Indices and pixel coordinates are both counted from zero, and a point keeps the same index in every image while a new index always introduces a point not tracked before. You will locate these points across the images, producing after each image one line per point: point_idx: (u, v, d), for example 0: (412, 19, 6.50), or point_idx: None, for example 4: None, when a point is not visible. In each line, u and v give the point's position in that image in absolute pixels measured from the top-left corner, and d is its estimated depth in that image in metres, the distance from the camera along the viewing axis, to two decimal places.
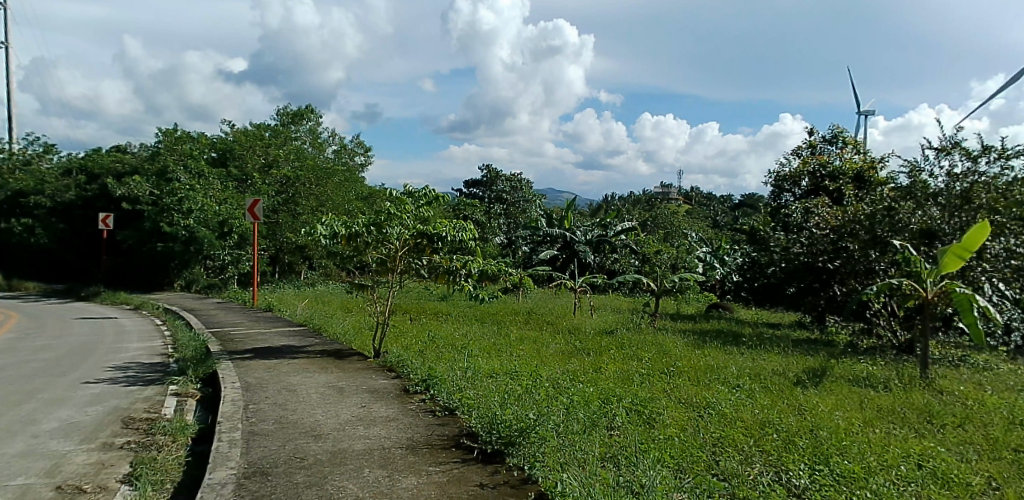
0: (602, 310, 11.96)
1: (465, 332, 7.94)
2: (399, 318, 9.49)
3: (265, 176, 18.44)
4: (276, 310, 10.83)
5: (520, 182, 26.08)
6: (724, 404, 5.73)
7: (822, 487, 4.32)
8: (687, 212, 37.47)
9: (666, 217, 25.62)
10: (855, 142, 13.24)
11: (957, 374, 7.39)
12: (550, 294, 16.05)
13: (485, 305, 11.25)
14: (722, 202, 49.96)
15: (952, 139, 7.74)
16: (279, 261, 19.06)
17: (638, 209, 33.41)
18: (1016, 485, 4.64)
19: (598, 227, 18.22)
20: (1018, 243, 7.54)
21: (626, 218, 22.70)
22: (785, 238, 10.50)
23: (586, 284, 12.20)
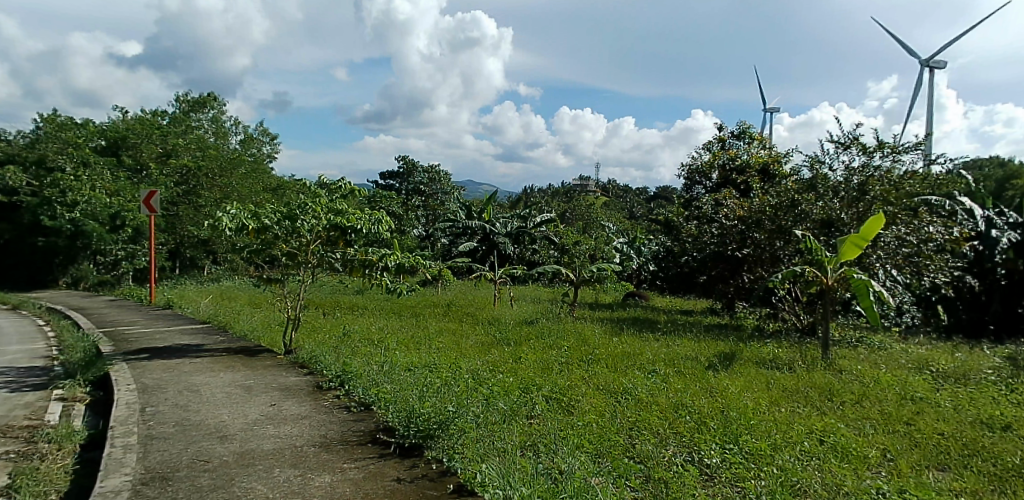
0: (520, 300, 12.02)
1: (382, 326, 7.83)
2: (312, 313, 9.23)
3: (164, 166, 17.48)
4: (176, 308, 10.31)
5: (439, 174, 25.85)
6: (640, 389, 5.90)
7: (731, 464, 4.56)
8: (604, 204, 38.43)
9: (584, 207, 26.22)
10: (761, 137, 13.96)
11: (854, 354, 7.92)
12: (470, 286, 16.02)
13: (403, 298, 11.14)
14: (638, 194, 51.54)
15: (849, 135, 8.25)
16: (182, 256, 18.12)
17: (556, 201, 33.98)
18: (906, 456, 5.03)
19: (517, 220, 18.49)
20: (907, 231, 8.13)
21: (545, 209, 23.04)
22: (696, 228, 10.88)
23: (505, 275, 12.24)
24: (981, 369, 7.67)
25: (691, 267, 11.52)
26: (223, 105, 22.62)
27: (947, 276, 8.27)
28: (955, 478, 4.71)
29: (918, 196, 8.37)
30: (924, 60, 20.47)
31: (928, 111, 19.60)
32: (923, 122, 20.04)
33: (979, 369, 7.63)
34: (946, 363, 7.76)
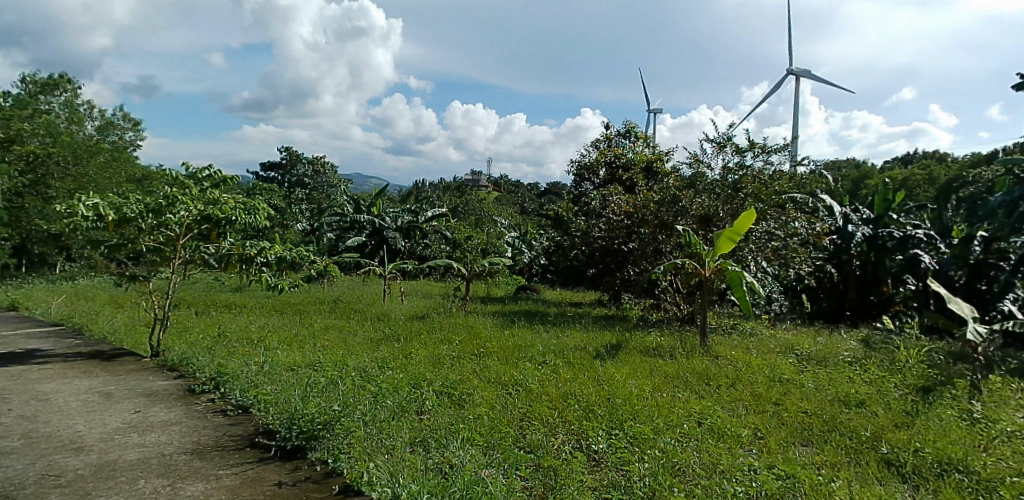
0: (411, 296, 11.89)
1: (263, 324, 7.50)
2: (183, 312, 8.66)
3: (6, 153, 15.66)
4: (20, 310, 9.33)
5: (323, 165, 25.06)
6: (531, 381, 6.01)
7: (617, 449, 4.76)
8: (496, 199, 38.85)
9: (475, 202, 26.42)
10: (645, 136, 14.66)
11: (729, 341, 8.52)
12: (359, 281, 15.65)
13: (285, 295, 10.70)
14: (528, 189, 52.50)
15: (724, 136, 8.81)
16: (26, 252, 16.54)
17: (447, 195, 33.95)
18: (774, 434, 5.47)
19: (408, 215, 18.22)
20: (775, 226, 8.79)
21: (437, 204, 23.01)
22: (584, 222, 11.22)
23: (396, 270, 12.06)
24: (839, 351, 8.48)
25: (580, 260, 11.94)
26: (78, 88, 20.63)
27: (809, 267, 9.07)
28: (816, 452, 5.20)
29: (785, 194, 9.08)
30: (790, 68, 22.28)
31: (792, 116, 21.42)
32: (791, 125, 21.81)
33: (837, 352, 8.43)
34: (809, 347, 8.52)
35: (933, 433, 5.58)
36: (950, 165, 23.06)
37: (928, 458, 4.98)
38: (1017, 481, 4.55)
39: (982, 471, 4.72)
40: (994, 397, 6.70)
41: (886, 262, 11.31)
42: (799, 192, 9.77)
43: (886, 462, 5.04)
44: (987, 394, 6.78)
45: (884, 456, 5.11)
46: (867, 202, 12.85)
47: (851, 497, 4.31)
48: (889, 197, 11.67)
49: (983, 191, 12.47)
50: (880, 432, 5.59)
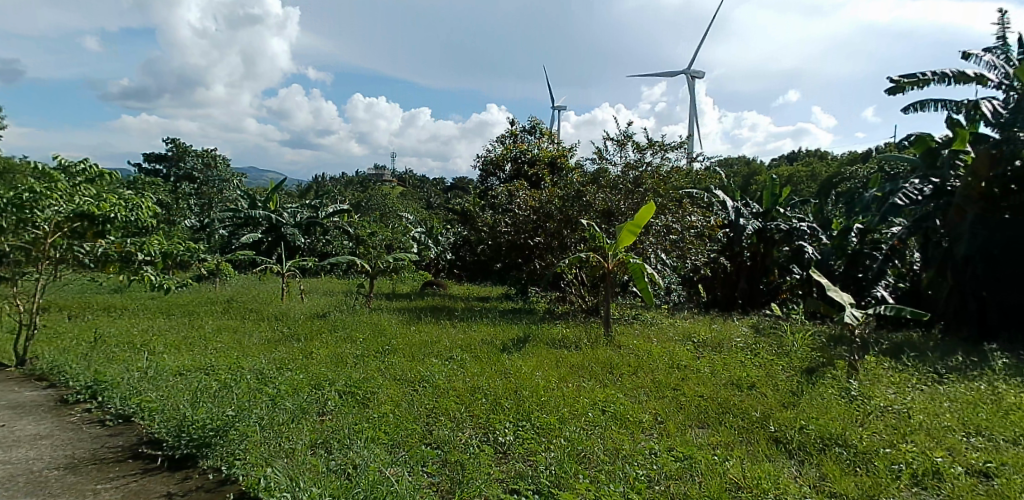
0: (312, 294, 11.50)
1: (147, 327, 7.04)
2: (54, 316, 7.98)
3: None
4: None
5: (214, 159, 24.17)
6: (437, 377, 5.99)
7: (523, 440, 4.85)
8: (402, 195, 38.30)
9: (381, 197, 25.98)
10: (549, 132, 14.92)
11: (631, 330, 8.88)
12: (255, 279, 14.99)
13: (171, 295, 10.09)
14: (435, 185, 52.18)
15: (625, 134, 9.12)
16: None
17: (350, 191, 33.12)
18: (673, 417, 5.76)
19: (307, 210, 17.96)
20: (673, 220, 9.20)
21: (340, 200, 22.44)
22: (491, 217, 11.28)
23: (295, 268, 11.62)
24: (732, 337, 9.03)
25: (488, 255, 12.02)
26: None
27: (705, 258, 9.58)
28: (711, 433, 5.52)
29: (681, 190, 9.54)
30: (686, 69, 23.39)
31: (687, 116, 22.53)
32: (688, 124, 22.90)
33: (730, 338, 8.97)
34: (705, 334, 9.01)
35: (816, 410, 6.06)
36: (828, 164, 25.00)
37: (812, 435, 5.39)
38: (888, 452, 5.03)
39: (858, 444, 5.17)
40: (868, 374, 7.36)
41: (775, 253, 12.11)
42: (695, 188, 10.28)
43: (775, 440, 5.43)
44: (862, 372, 7.43)
45: (773, 434, 5.49)
46: (757, 197, 13.71)
47: (742, 473, 4.60)
48: (775, 193, 12.51)
49: (857, 187, 13.61)
50: (769, 412, 5.99)
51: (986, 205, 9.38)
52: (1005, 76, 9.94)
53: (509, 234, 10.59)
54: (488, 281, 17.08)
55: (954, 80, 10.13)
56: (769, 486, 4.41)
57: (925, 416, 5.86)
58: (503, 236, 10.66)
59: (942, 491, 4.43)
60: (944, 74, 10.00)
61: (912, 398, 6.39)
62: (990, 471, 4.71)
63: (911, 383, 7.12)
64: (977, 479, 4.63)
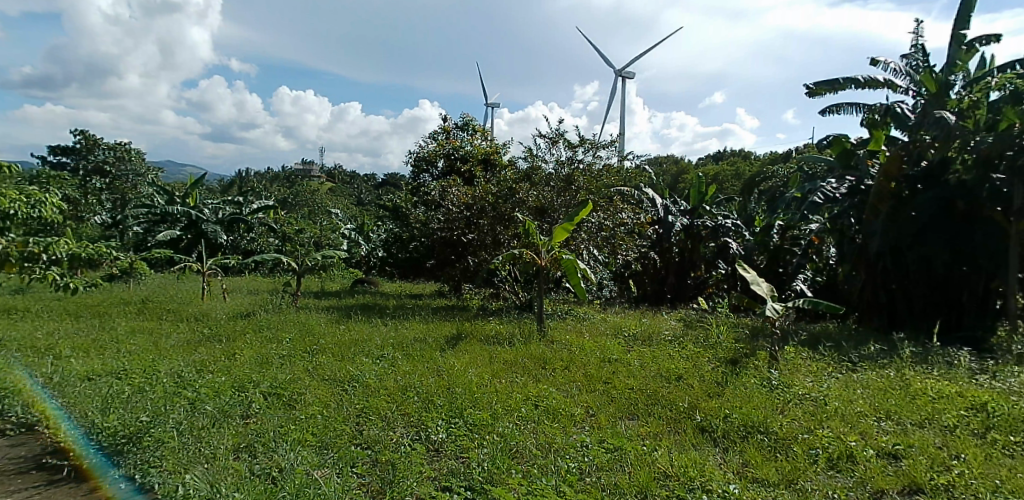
0: (235, 293, 11.08)
1: (53, 331, 6.62)
2: None
3: None
4: None
5: (127, 152, 23.06)
6: (368, 376, 5.92)
7: (456, 437, 4.85)
8: (333, 191, 37.46)
9: (309, 193, 25.33)
10: (482, 129, 14.95)
11: (564, 325, 9.03)
12: (174, 278, 14.28)
13: (80, 296, 9.52)
14: (368, 181, 51.32)
15: (557, 132, 9.23)
16: None
17: (276, 186, 32.10)
18: (604, 410, 5.90)
19: (230, 206, 17.49)
20: (605, 217, 9.40)
21: (266, 196, 21.75)
22: (424, 214, 11.20)
23: (217, 266, 11.17)
24: (660, 330, 9.32)
25: (420, 252, 11.95)
26: None
27: (635, 254, 9.84)
28: (640, 424, 5.69)
29: (612, 187, 9.75)
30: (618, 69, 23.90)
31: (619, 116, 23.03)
32: (620, 123, 23.43)
33: (659, 331, 9.26)
34: (635, 328, 9.27)
35: (739, 399, 6.34)
36: (750, 164, 26.13)
37: (735, 423, 5.65)
38: (806, 437, 5.31)
39: (778, 431, 5.44)
40: (787, 364, 7.75)
41: (701, 249, 12.54)
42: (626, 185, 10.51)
43: (701, 429, 5.65)
44: (782, 362, 7.83)
45: (700, 423, 5.71)
46: (685, 195, 14.14)
47: (670, 462, 4.76)
48: (702, 191, 12.97)
49: (778, 186, 14.28)
50: (695, 402, 6.23)
51: (895, 203, 10.01)
52: (911, 82, 10.65)
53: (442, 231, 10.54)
54: (421, 278, 16.97)
55: (865, 86, 10.75)
56: (695, 474, 4.58)
57: (840, 402, 6.22)
58: (435, 232, 10.60)
59: (854, 473, 4.72)
60: (856, 80, 10.62)
61: (828, 386, 6.78)
62: (898, 452, 5.05)
63: (826, 371, 7.55)
64: (886, 461, 4.95)
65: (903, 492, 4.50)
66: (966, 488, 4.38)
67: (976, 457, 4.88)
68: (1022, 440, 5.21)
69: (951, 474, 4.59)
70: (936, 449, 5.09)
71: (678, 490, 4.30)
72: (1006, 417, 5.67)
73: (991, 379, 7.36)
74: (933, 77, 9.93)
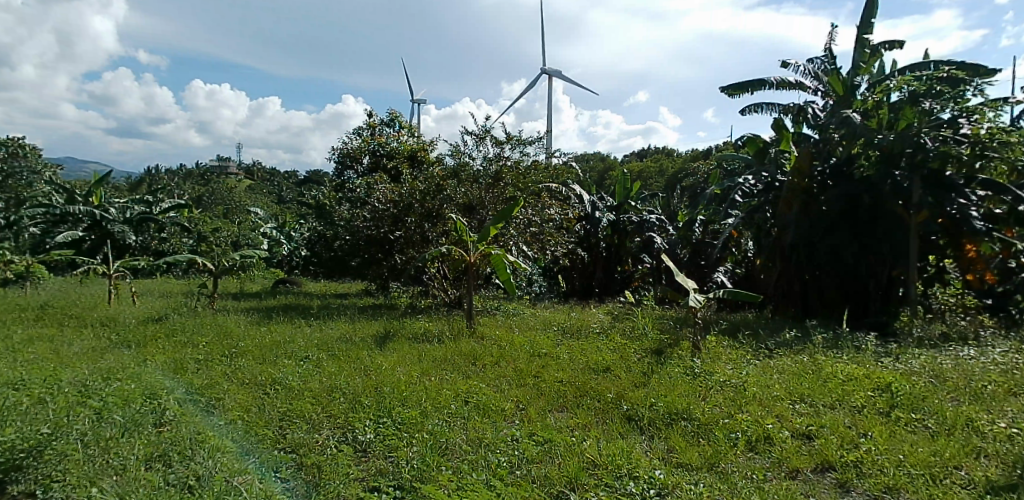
0: (145, 297, 10.50)
1: None
2: None
3: None
4: None
5: (20, 149, 21.38)
6: (291, 378, 5.77)
7: (385, 437, 4.81)
8: (252, 189, 36.08)
9: (225, 191, 24.34)
10: (409, 126, 14.84)
11: (493, 321, 9.08)
12: (76, 282, 13.37)
13: None
14: (291, 179, 49.78)
15: (484, 128, 9.26)
16: None
17: (190, 185, 30.62)
18: (534, 404, 5.99)
19: (139, 206, 16.58)
20: (534, 213, 9.55)
21: (180, 195, 20.75)
22: (348, 212, 11.00)
23: (124, 269, 10.53)
24: (588, 323, 9.54)
25: (345, 250, 11.79)
26: None
27: (563, 250, 10.02)
28: (570, 416, 5.81)
29: (540, 184, 9.90)
30: (545, 68, 24.24)
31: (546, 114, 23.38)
32: (547, 120, 23.72)
33: (587, 324, 9.47)
34: (564, 322, 9.44)
35: (664, 388, 6.58)
36: (672, 162, 27.08)
37: (661, 411, 5.87)
38: (727, 422, 5.58)
39: (701, 417, 5.69)
40: (709, 353, 8.11)
41: (627, 243, 12.90)
42: (553, 181, 10.69)
43: (628, 418, 5.83)
44: (704, 351, 8.18)
45: (627, 412, 5.89)
46: (611, 191, 14.51)
47: (598, 451, 4.89)
48: (627, 187, 13.34)
49: (700, 182, 14.85)
50: (622, 392, 6.42)
51: (807, 198, 10.58)
52: (819, 84, 11.31)
53: (368, 228, 10.37)
54: (347, 278, 16.65)
55: (778, 86, 11.34)
56: (623, 461, 4.72)
57: (758, 388, 6.56)
58: (361, 230, 10.45)
59: (772, 453, 4.99)
60: (770, 81, 11.17)
61: (747, 372, 7.14)
62: (811, 433, 5.37)
63: (745, 358, 7.94)
64: (801, 441, 5.26)
65: (816, 469, 4.78)
66: (872, 463, 4.70)
67: (881, 434, 5.25)
68: (921, 417, 5.65)
69: (860, 450, 4.91)
70: (846, 428, 5.46)
71: (606, 478, 4.41)
72: (908, 396, 6.12)
73: (894, 361, 7.93)
74: (840, 80, 10.57)
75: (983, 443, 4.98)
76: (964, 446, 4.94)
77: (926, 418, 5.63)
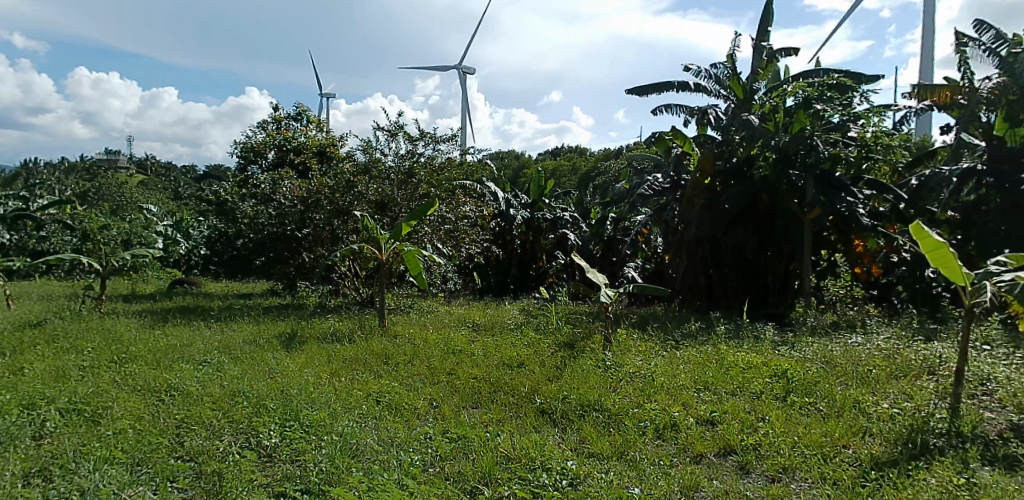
0: (20, 300, 9.66)
1: None
2: None
3: None
4: None
5: None
6: (189, 384, 5.51)
7: (292, 440, 4.69)
8: (146, 184, 33.86)
9: (113, 186, 22.74)
10: (317, 120, 14.46)
11: (407, 319, 9.01)
12: None
13: None
14: (191, 173, 47.13)
15: (396, 124, 9.15)
16: None
17: (72, 179, 28.29)
18: (447, 401, 6.01)
19: (13, 201, 15.10)
20: (447, 211, 9.56)
21: (61, 190, 19.19)
22: (252, 209, 10.60)
23: None
24: (502, 320, 9.66)
25: (249, 248, 11.39)
26: None
27: (478, 247, 10.09)
28: (483, 412, 5.88)
29: (454, 181, 9.90)
30: (459, 66, 24.32)
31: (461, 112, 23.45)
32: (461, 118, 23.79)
33: (502, 321, 9.59)
34: (478, 319, 9.52)
35: (576, 381, 6.76)
36: (583, 161, 27.79)
37: (573, 403, 6.05)
38: (636, 411, 5.83)
39: (612, 408, 5.91)
40: (619, 345, 8.42)
41: (541, 240, 13.34)
42: (467, 179, 10.72)
43: (541, 412, 5.97)
44: (615, 344, 8.47)
45: (540, 407, 6.03)
46: (525, 188, 14.72)
47: (511, 446, 4.98)
48: (541, 184, 13.59)
49: (612, 181, 15.31)
50: (535, 386, 6.55)
51: (709, 196, 11.21)
52: (720, 88, 11.94)
53: (274, 225, 10.03)
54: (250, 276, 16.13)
55: (683, 89, 11.87)
56: (535, 454, 4.82)
57: (665, 378, 6.88)
58: (266, 228, 10.10)
59: (678, 440, 5.26)
60: (675, 84, 11.69)
61: (655, 364, 7.46)
62: (714, 419, 5.69)
63: (653, 350, 8.30)
64: (704, 427, 5.57)
65: (718, 453, 5.07)
66: (769, 446, 5.03)
67: (777, 418, 5.65)
68: (813, 401, 6.11)
69: (758, 434, 5.25)
70: (745, 413, 5.82)
71: (520, 472, 4.48)
72: (801, 382, 6.60)
73: (790, 349, 8.52)
74: (740, 84, 11.21)
75: (868, 423, 5.44)
76: (851, 427, 5.37)
77: (817, 402, 6.09)
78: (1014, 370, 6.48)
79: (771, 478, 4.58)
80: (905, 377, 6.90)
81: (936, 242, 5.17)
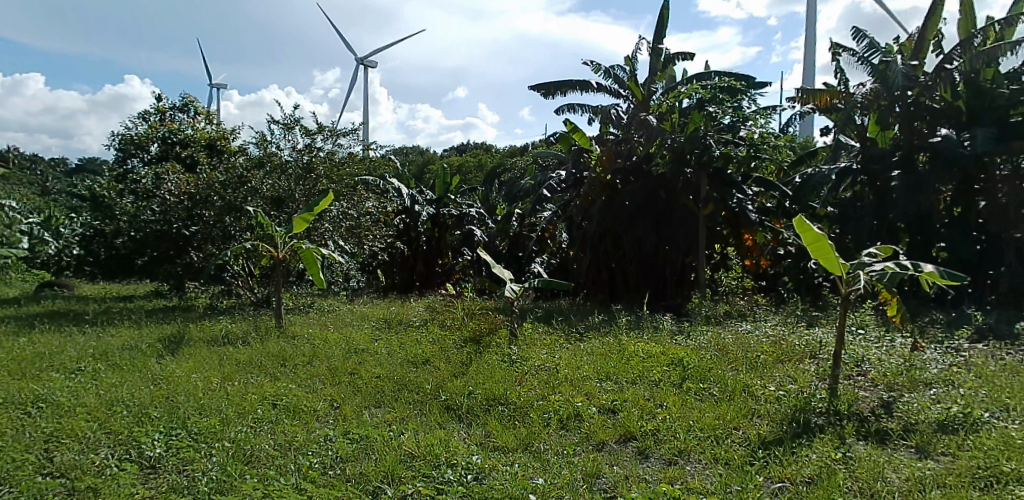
0: None
1: None
2: None
3: None
4: None
5: None
6: (59, 395, 5.11)
7: (179, 449, 4.47)
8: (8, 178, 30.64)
9: None
10: (207, 112, 13.73)
11: (306, 319, 8.76)
12: None
13: None
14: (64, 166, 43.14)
15: (292, 117, 8.84)
16: None
17: None
18: (349, 401, 5.91)
19: None
20: (347, 206, 9.37)
21: None
22: (132, 205, 9.92)
23: None
24: (407, 317, 9.59)
25: (129, 247, 10.63)
26: None
27: (381, 243, 9.96)
28: (387, 410, 5.83)
29: (355, 176, 9.70)
30: (362, 59, 23.80)
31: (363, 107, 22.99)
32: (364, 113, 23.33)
33: (407, 318, 9.52)
34: (382, 317, 9.40)
35: (482, 376, 6.86)
36: (490, 157, 27.97)
37: (479, 398, 6.14)
38: (540, 404, 5.99)
39: (517, 401, 6.04)
40: (524, 339, 8.60)
41: (447, 236, 13.40)
42: (369, 174, 10.54)
43: (446, 407, 6.00)
44: (520, 338, 8.67)
45: (446, 403, 6.06)
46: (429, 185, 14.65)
47: (415, 444, 4.98)
48: (446, 181, 13.58)
49: (517, 178, 15.54)
50: (440, 383, 6.58)
51: (610, 194, 11.73)
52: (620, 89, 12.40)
53: (158, 222, 9.41)
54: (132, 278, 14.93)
55: (585, 89, 12.23)
56: (440, 450, 4.85)
57: (569, 369, 7.13)
58: (149, 225, 9.46)
59: (580, 430, 5.46)
60: (577, 84, 12.02)
61: (558, 356, 7.69)
62: (615, 407, 5.96)
63: (557, 343, 8.55)
64: (606, 415, 5.81)
65: (618, 440, 5.31)
66: (666, 431, 5.33)
67: (674, 404, 6.01)
68: (707, 386, 6.52)
69: (656, 420, 5.55)
70: (643, 401, 6.14)
71: (424, 469, 4.50)
72: (696, 369, 7.03)
73: (686, 338, 9.03)
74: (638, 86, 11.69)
75: (756, 405, 5.89)
76: (741, 409, 5.79)
77: (710, 387, 6.51)
78: (883, 352, 7.20)
79: (667, 461, 4.86)
80: (790, 361, 7.50)
81: (814, 234, 5.63)
